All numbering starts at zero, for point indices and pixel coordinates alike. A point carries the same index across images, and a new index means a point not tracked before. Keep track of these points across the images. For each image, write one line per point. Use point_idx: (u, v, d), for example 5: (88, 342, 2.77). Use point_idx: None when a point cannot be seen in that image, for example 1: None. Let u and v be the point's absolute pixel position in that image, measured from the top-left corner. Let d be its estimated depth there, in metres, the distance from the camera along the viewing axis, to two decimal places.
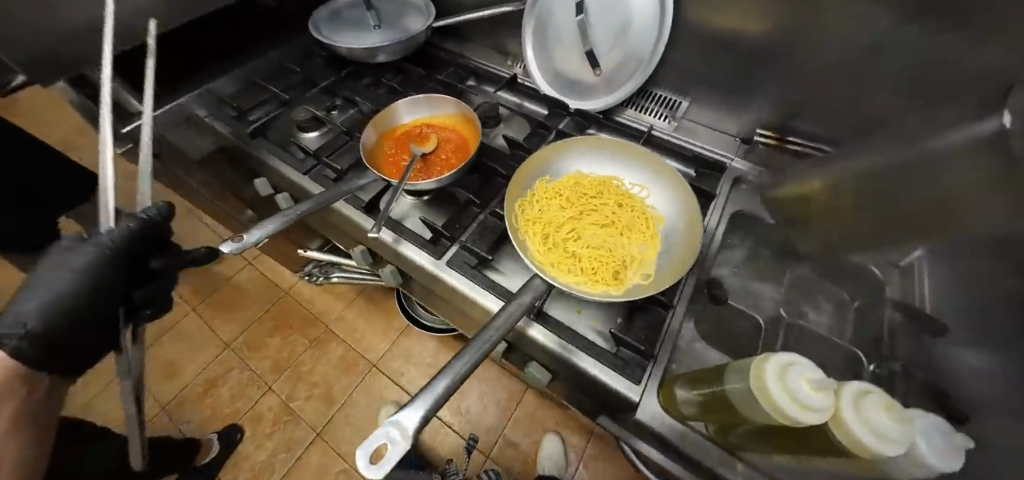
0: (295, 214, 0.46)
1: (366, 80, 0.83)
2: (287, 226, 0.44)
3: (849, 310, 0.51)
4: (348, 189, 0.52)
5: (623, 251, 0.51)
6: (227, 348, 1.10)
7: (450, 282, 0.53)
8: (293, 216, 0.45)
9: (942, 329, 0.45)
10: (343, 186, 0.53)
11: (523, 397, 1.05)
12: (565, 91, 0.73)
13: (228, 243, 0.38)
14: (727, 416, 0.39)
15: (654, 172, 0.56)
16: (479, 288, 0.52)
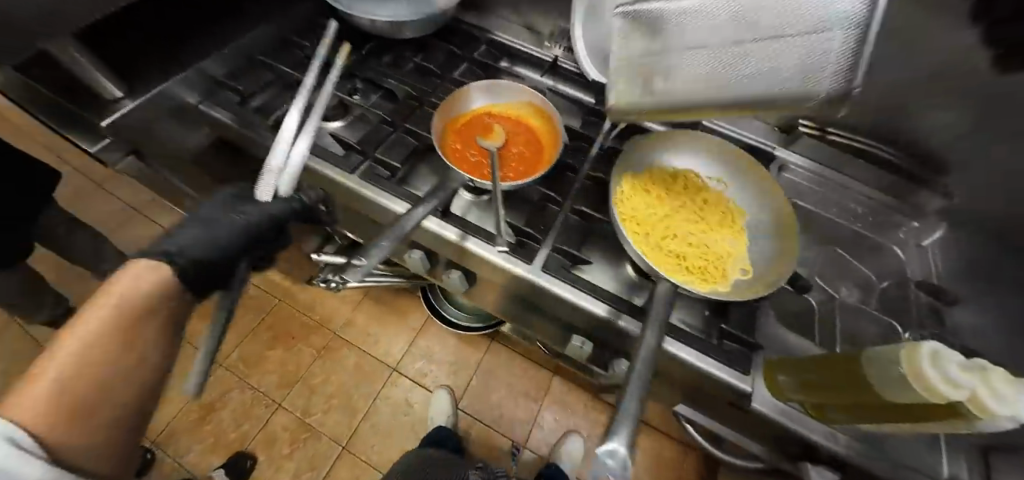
0: (400, 227, 0.41)
1: (388, 58, 0.71)
2: (396, 242, 0.39)
3: (877, 290, 0.59)
4: (439, 195, 0.46)
5: (720, 247, 0.52)
6: (221, 367, 0.99)
7: (545, 287, 0.49)
8: (403, 232, 0.40)
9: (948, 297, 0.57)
10: (436, 194, 0.46)
11: (552, 384, 1.04)
12: None
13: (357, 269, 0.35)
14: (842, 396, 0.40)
15: (732, 166, 0.58)
16: (579, 292, 0.49)
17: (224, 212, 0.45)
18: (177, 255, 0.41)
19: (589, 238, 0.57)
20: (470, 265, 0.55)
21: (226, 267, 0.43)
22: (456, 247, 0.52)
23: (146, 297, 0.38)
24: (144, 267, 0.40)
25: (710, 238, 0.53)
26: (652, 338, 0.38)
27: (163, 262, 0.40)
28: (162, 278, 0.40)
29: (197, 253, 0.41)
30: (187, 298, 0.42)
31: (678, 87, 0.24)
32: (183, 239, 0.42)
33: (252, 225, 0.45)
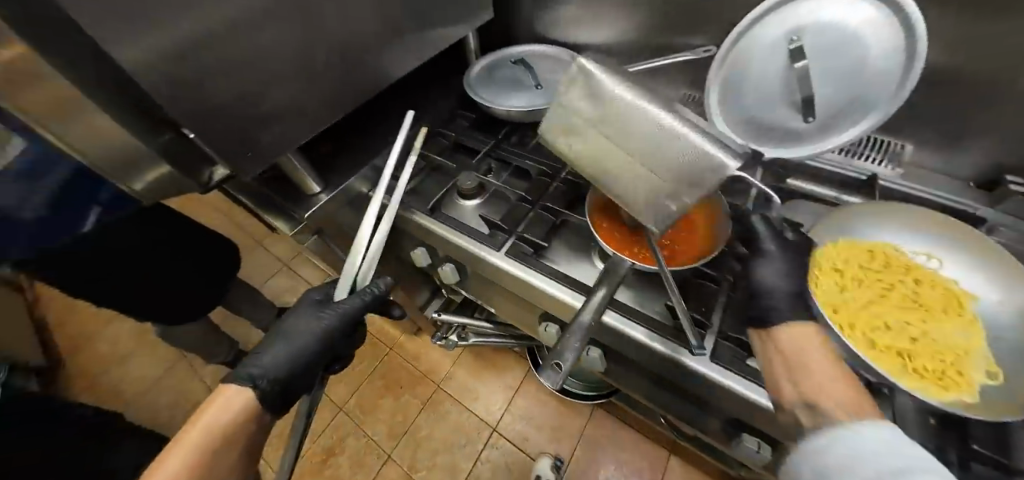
0: (585, 321, 0.44)
1: (514, 138, 0.76)
2: (586, 341, 0.43)
3: None
4: (613, 284, 0.47)
5: (953, 342, 0.42)
6: (340, 411, 1.05)
7: (725, 384, 0.44)
8: (585, 327, 0.44)
9: None
10: (606, 278, 0.47)
11: (669, 466, 0.93)
12: (757, 140, 0.64)
13: (551, 378, 0.42)
14: None
15: (944, 240, 0.49)
16: (756, 388, 0.43)
17: (313, 321, 0.50)
18: (261, 378, 0.46)
19: None
20: (616, 344, 0.53)
21: (306, 373, 0.49)
22: (598, 323, 0.52)
23: (231, 425, 0.41)
24: (231, 393, 0.44)
25: (937, 328, 0.43)
26: None
27: (249, 387, 0.44)
28: (246, 404, 0.43)
29: (278, 373, 0.47)
30: (265, 417, 0.46)
31: (576, 146, 0.50)
32: (271, 356, 0.48)
33: (328, 333, 0.50)
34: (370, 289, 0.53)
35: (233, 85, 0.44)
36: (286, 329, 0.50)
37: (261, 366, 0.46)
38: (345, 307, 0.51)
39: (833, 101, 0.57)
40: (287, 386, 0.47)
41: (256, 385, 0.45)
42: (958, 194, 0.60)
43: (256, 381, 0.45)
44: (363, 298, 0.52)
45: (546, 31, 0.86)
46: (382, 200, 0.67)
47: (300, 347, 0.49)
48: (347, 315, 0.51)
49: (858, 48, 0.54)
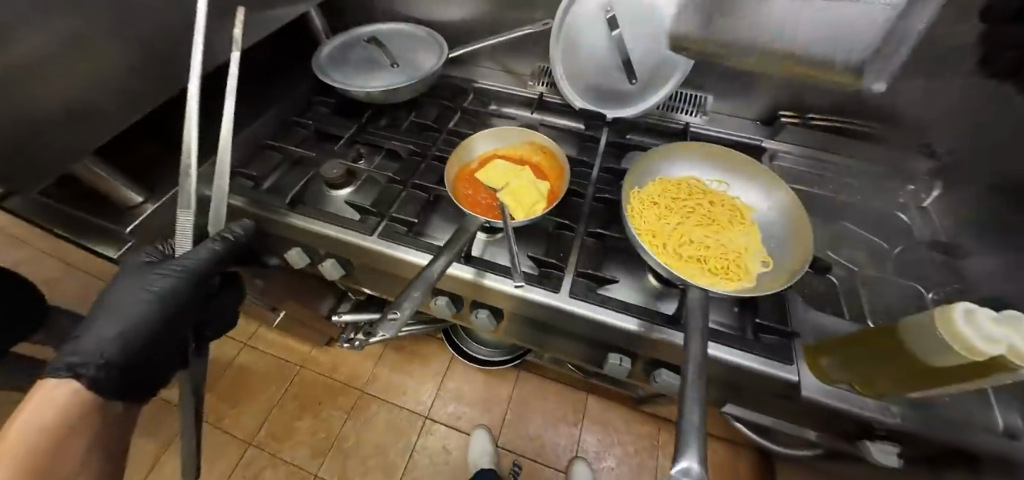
0: (433, 272, 0.45)
1: (384, 120, 0.76)
2: (429, 290, 0.43)
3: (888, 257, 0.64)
4: (469, 229, 0.51)
5: (734, 245, 0.56)
6: (252, 446, 0.96)
7: (580, 312, 0.53)
8: (432, 279, 0.45)
9: (955, 249, 0.62)
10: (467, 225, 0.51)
11: (588, 407, 1.03)
12: (599, 103, 0.74)
13: (384, 329, 0.41)
14: (876, 366, 0.47)
15: (732, 166, 0.61)
16: (598, 308, 0.52)
17: (146, 279, 0.44)
18: (85, 365, 0.39)
19: (614, 256, 0.61)
20: (495, 301, 0.58)
21: (164, 344, 0.44)
22: (472, 283, 0.57)
23: (62, 419, 0.37)
24: (49, 388, 0.38)
25: (725, 237, 0.57)
26: (698, 349, 0.41)
27: (71, 377, 0.38)
28: (74, 394, 0.38)
29: (112, 354, 0.40)
30: (116, 405, 0.41)
31: None
32: (96, 336, 0.41)
33: (165, 295, 0.43)
34: (223, 234, 0.46)
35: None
36: (112, 297, 0.43)
37: (80, 353, 0.39)
38: (188, 263, 0.45)
39: (647, 63, 0.68)
40: (132, 368, 0.41)
41: (78, 374, 0.38)
42: (747, 130, 0.76)
43: (76, 370, 0.38)
44: (211, 246, 0.45)
45: (394, 10, 0.84)
46: (237, 203, 0.63)
47: (138, 317, 0.42)
48: (193, 273, 0.44)
49: (658, 17, 0.64)
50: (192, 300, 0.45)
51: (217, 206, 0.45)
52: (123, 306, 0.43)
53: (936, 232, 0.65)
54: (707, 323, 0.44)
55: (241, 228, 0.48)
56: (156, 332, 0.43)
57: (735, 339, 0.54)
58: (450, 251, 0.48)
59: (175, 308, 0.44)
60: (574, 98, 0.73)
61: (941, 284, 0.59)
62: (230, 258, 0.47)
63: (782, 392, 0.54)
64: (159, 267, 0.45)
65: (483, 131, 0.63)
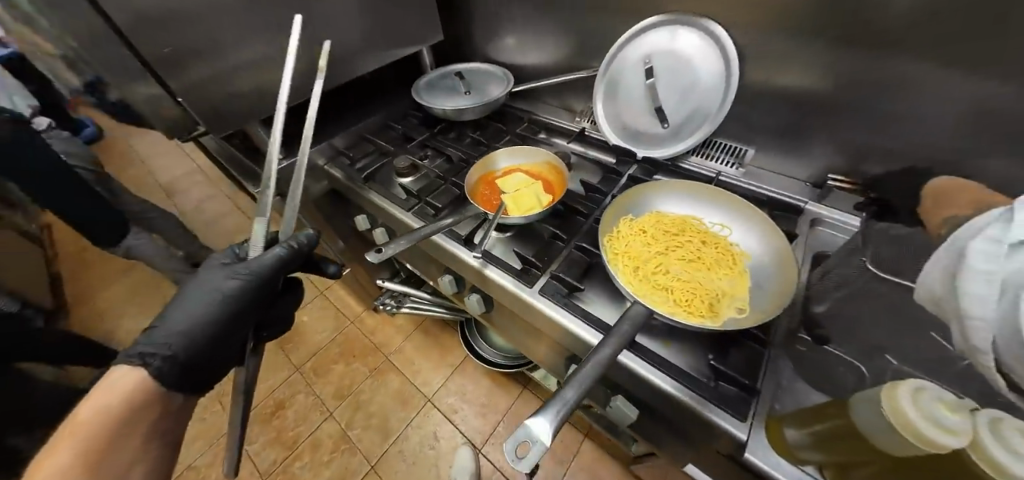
0: (419, 235, 0.62)
1: (452, 133, 0.94)
2: (411, 242, 0.60)
3: None
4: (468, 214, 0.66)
5: (714, 285, 0.55)
6: (297, 372, 1.19)
7: (540, 307, 0.59)
8: (419, 236, 0.62)
9: None
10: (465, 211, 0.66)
11: (581, 448, 1.03)
12: (634, 142, 0.80)
13: (373, 253, 0.57)
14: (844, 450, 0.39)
15: (738, 213, 0.63)
16: (557, 307, 0.58)
17: (219, 280, 0.51)
18: (154, 356, 0.45)
19: (593, 271, 0.64)
20: (487, 288, 0.67)
21: (225, 342, 0.50)
22: (478, 271, 0.65)
23: (126, 403, 0.43)
24: (122, 375, 0.44)
25: (707, 276, 0.56)
26: (610, 348, 0.44)
27: (140, 366, 0.45)
28: (138, 383, 0.44)
29: (178, 349, 0.47)
30: (175, 397, 0.47)
31: None
32: (169, 327, 0.48)
33: (235, 292, 0.50)
34: (289, 242, 0.53)
35: (198, 67, 0.66)
36: (186, 295, 0.50)
37: (151, 344, 0.46)
38: (257, 265, 0.51)
39: (678, 110, 0.74)
40: (191, 364, 0.47)
41: (147, 364, 0.45)
42: (794, 191, 0.71)
43: (147, 359, 0.45)
44: (280, 249, 0.52)
45: (487, 55, 1.06)
46: (336, 175, 0.86)
47: (205, 314, 0.49)
48: (257, 276, 0.51)
49: (692, 69, 0.71)
50: (254, 301, 0.51)
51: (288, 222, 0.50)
52: (198, 295, 0.50)
53: None
54: (635, 334, 0.46)
55: (305, 237, 0.55)
56: (219, 331, 0.49)
57: (686, 378, 0.50)
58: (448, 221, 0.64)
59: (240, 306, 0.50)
60: (609, 134, 0.82)
61: None
62: (293, 262, 0.54)
63: (730, 452, 0.48)
64: (234, 266, 0.52)
65: (509, 150, 0.78)
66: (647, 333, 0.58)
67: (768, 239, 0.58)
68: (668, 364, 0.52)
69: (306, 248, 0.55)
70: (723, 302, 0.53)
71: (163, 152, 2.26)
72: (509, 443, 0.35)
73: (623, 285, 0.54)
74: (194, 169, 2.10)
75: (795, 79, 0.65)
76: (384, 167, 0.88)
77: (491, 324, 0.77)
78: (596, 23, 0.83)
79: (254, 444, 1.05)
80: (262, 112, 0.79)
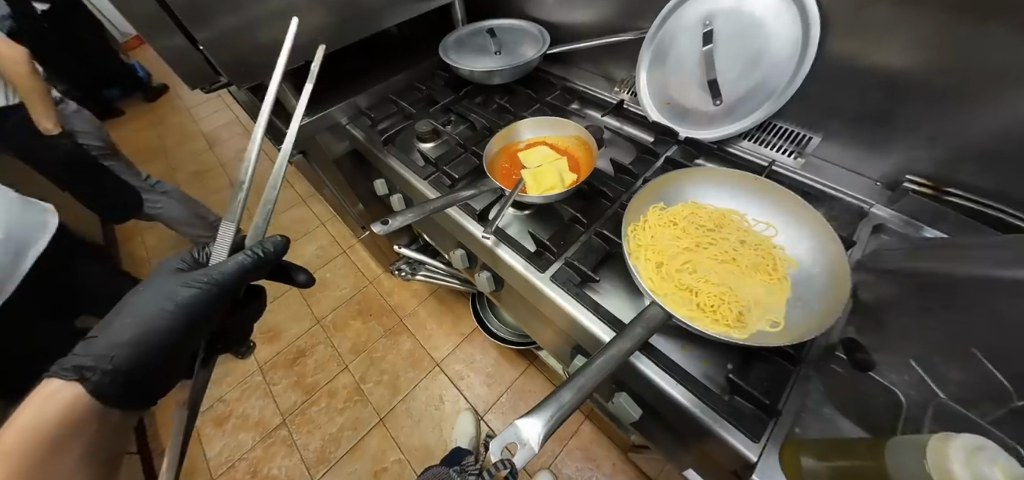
0: (430, 208, 0.58)
1: (479, 98, 0.89)
2: (419, 216, 0.57)
3: None
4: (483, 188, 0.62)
5: (746, 292, 0.49)
6: (318, 324, 1.24)
7: (550, 295, 0.55)
8: (428, 209, 0.58)
9: None
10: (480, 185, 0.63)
11: (581, 428, 1.03)
12: (677, 120, 0.72)
13: (380, 224, 0.55)
14: None
15: (786, 213, 0.55)
16: (565, 296, 0.54)
17: (173, 288, 0.46)
18: (92, 368, 0.40)
19: (611, 260, 0.59)
20: (499, 269, 0.64)
21: (174, 353, 0.46)
22: (490, 251, 0.62)
23: (60, 416, 0.37)
24: (51, 391, 0.38)
25: (741, 281, 0.51)
26: (621, 350, 0.40)
27: (76, 379, 0.39)
28: (74, 400, 0.38)
29: (123, 363, 0.42)
30: (113, 412, 0.42)
31: None
32: (113, 337, 0.43)
33: (189, 303, 0.46)
34: (254, 249, 0.49)
35: (227, 14, 0.64)
36: (136, 302, 0.46)
37: (92, 355, 0.41)
38: (219, 273, 0.47)
39: (735, 85, 0.65)
40: (135, 377, 0.43)
41: (85, 378, 0.40)
42: (859, 190, 0.61)
43: (85, 373, 0.40)
44: (241, 258, 0.48)
45: (524, 11, 0.97)
46: (358, 135, 0.84)
47: (156, 324, 0.45)
48: (218, 285, 0.47)
49: (760, 36, 0.61)
50: (212, 311, 0.47)
51: (259, 225, 0.46)
52: (154, 299, 0.46)
53: None
54: (648, 338, 0.42)
55: (279, 241, 0.51)
56: (170, 342, 0.45)
57: (698, 387, 0.46)
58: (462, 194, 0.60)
59: (196, 316, 0.46)
60: (650, 109, 0.74)
61: None
62: (257, 271, 0.50)
63: (737, 469, 0.44)
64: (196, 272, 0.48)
65: (533, 120, 0.73)
66: (663, 332, 0.54)
67: (821, 246, 0.51)
68: (681, 370, 0.48)
69: (274, 257, 0.51)
70: (756, 310, 0.48)
71: (205, 100, 2.32)
72: (498, 437, 0.33)
73: (642, 281, 0.49)
74: (232, 117, 2.15)
75: (887, 55, 0.54)
76: (406, 130, 0.85)
77: (500, 304, 0.75)
78: None
79: (277, 386, 1.12)
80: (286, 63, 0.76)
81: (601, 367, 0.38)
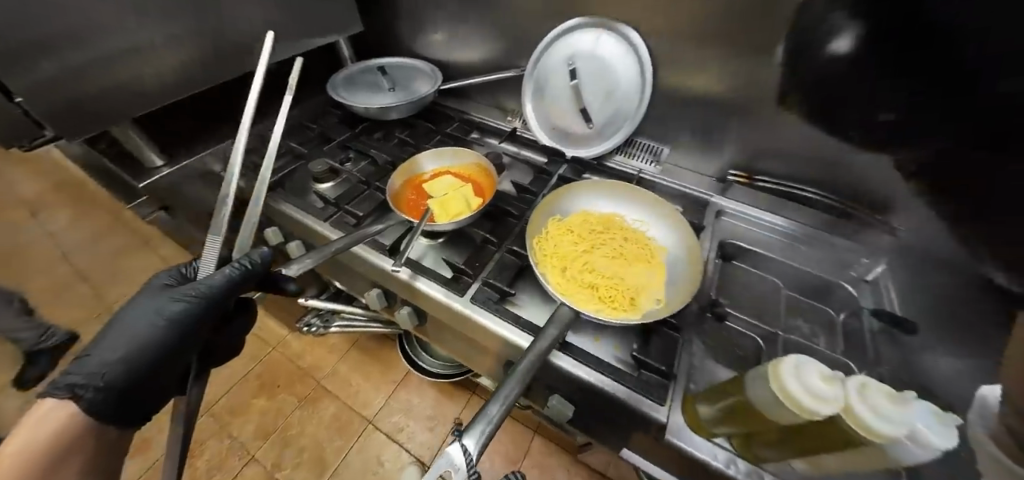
0: (332, 249, 0.56)
1: (377, 134, 0.89)
2: (321, 261, 0.53)
3: (837, 335, 0.56)
4: (391, 222, 0.63)
5: (635, 280, 0.58)
6: (205, 415, 1.06)
7: (472, 316, 0.57)
8: (328, 252, 0.55)
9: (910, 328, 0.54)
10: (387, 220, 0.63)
11: (531, 445, 1.05)
12: (562, 143, 0.82)
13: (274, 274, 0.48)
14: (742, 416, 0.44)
15: (655, 211, 0.66)
16: (485, 315, 0.56)
17: (160, 303, 0.43)
18: (85, 387, 0.38)
19: (523, 273, 0.63)
20: (418, 300, 0.63)
21: (166, 372, 0.43)
22: (407, 284, 0.62)
23: (55, 439, 0.36)
24: (45, 409, 0.37)
25: (630, 272, 0.59)
26: (540, 353, 0.44)
27: (70, 399, 0.38)
28: (68, 420, 0.37)
29: (114, 379, 0.40)
30: (109, 430, 0.40)
31: None
32: (102, 356, 0.40)
33: (175, 321, 0.42)
34: (242, 261, 0.46)
35: (52, 60, 0.55)
36: (120, 319, 0.43)
37: (83, 372, 0.39)
38: (208, 285, 0.44)
39: (601, 111, 0.77)
40: (128, 392, 0.40)
41: (77, 396, 0.38)
42: (704, 186, 0.77)
43: (76, 391, 0.38)
44: (230, 271, 0.45)
45: (410, 50, 1.02)
46: (241, 181, 0.77)
47: (144, 340, 0.42)
48: (208, 299, 0.44)
49: (612, 72, 0.74)
50: (202, 328, 0.44)
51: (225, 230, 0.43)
52: (144, 309, 0.43)
53: (881, 303, 0.59)
54: (562, 336, 0.47)
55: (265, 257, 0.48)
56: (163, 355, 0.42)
57: (611, 371, 0.52)
58: (366, 230, 0.59)
59: (183, 334, 0.43)
60: (538, 135, 0.83)
61: (881, 362, 0.52)
62: (249, 284, 0.46)
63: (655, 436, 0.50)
64: (186, 285, 0.44)
65: (432, 152, 0.76)
66: (577, 329, 0.59)
67: (682, 234, 0.62)
68: (597, 360, 0.53)
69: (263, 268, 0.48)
70: (645, 293, 0.56)
71: None
72: (433, 470, 0.31)
73: (550, 286, 0.54)
74: None
75: (701, 81, 0.70)
76: (299, 171, 0.81)
77: (426, 340, 0.74)
78: (518, 22, 0.83)
79: None
80: (141, 111, 0.68)
81: (524, 371, 0.42)
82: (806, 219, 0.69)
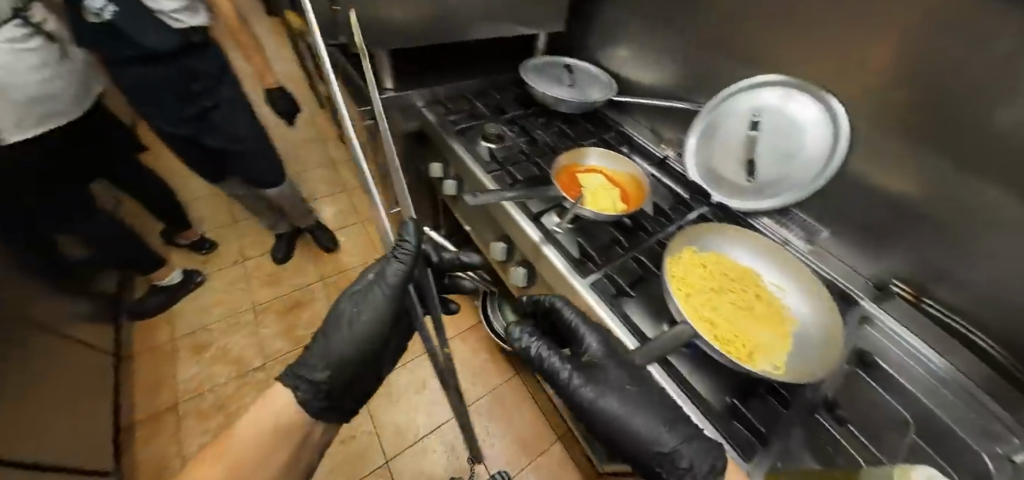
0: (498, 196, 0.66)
1: (543, 119, 0.99)
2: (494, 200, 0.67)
3: None
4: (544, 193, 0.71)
5: (756, 335, 0.58)
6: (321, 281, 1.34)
7: (585, 298, 0.62)
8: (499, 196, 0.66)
9: None
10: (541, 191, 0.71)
11: (550, 449, 1.02)
12: (713, 185, 0.83)
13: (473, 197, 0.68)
14: None
15: (797, 282, 0.65)
16: (599, 302, 0.61)
17: (355, 301, 0.55)
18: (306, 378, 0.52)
19: (641, 281, 0.66)
20: (538, 264, 0.71)
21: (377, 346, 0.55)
22: (536, 247, 0.69)
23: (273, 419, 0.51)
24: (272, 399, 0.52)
25: (752, 326, 0.59)
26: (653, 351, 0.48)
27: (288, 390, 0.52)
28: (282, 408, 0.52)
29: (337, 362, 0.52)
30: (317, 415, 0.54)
31: None
32: (322, 349, 0.53)
33: (371, 311, 0.54)
34: (404, 251, 0.57)
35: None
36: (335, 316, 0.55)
37: (310, 366, 0.52)
38: (387, 276, 0.56)
39: (769, 170, 0.77)
40: (349, 375, 0.53)
41: (299, 387, 0.51)
42: (851, 282, 0.72)
43: (300, 383, 0.52)
44: (399, 263, 0.56)
45: (597, 59, 1.11)
46: (430, 118, 0.92)
47: (352, 330, 0.54)
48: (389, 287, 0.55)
49: (798, 137, 0.73)
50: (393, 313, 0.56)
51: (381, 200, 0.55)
52: (342, 311, 0.55)
53: None
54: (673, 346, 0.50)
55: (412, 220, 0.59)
56: (370, 337, 0.54)
57: (701, 404, 0.53)
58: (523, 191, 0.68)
59: (379, 319, 0.54)
60: (692, 170, 0.85)
61: None
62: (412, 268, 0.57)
63: None
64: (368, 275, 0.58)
65: (599, 151, 0.83)
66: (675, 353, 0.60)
67: (820, 314, 0.60)
68: (690, 387, 0.55)
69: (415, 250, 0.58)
70: (765, 351, 0.56)
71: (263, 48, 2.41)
72: None
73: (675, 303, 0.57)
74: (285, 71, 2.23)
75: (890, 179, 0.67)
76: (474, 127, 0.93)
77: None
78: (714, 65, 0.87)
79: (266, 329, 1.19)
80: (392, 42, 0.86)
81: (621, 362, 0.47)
82: (964, 364, 0.61)
